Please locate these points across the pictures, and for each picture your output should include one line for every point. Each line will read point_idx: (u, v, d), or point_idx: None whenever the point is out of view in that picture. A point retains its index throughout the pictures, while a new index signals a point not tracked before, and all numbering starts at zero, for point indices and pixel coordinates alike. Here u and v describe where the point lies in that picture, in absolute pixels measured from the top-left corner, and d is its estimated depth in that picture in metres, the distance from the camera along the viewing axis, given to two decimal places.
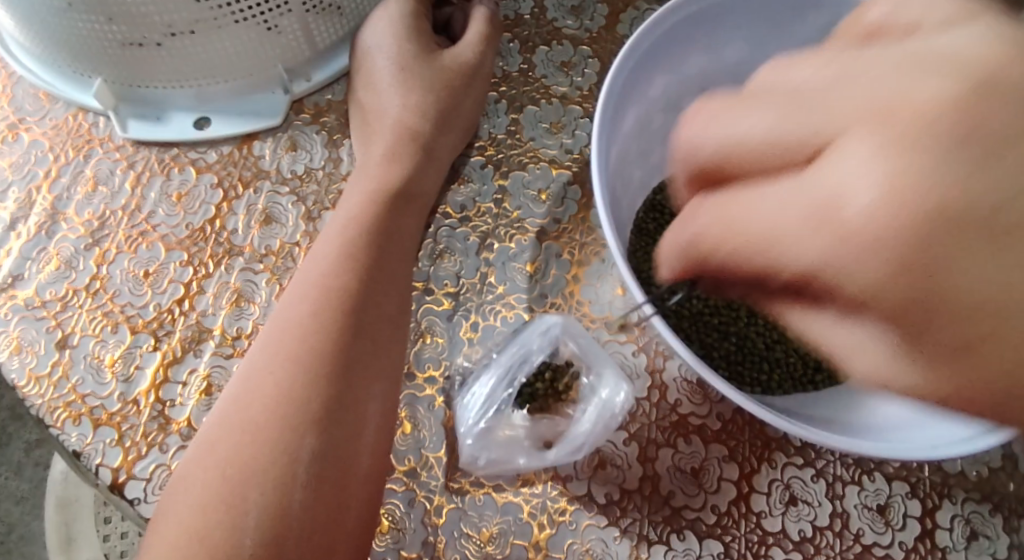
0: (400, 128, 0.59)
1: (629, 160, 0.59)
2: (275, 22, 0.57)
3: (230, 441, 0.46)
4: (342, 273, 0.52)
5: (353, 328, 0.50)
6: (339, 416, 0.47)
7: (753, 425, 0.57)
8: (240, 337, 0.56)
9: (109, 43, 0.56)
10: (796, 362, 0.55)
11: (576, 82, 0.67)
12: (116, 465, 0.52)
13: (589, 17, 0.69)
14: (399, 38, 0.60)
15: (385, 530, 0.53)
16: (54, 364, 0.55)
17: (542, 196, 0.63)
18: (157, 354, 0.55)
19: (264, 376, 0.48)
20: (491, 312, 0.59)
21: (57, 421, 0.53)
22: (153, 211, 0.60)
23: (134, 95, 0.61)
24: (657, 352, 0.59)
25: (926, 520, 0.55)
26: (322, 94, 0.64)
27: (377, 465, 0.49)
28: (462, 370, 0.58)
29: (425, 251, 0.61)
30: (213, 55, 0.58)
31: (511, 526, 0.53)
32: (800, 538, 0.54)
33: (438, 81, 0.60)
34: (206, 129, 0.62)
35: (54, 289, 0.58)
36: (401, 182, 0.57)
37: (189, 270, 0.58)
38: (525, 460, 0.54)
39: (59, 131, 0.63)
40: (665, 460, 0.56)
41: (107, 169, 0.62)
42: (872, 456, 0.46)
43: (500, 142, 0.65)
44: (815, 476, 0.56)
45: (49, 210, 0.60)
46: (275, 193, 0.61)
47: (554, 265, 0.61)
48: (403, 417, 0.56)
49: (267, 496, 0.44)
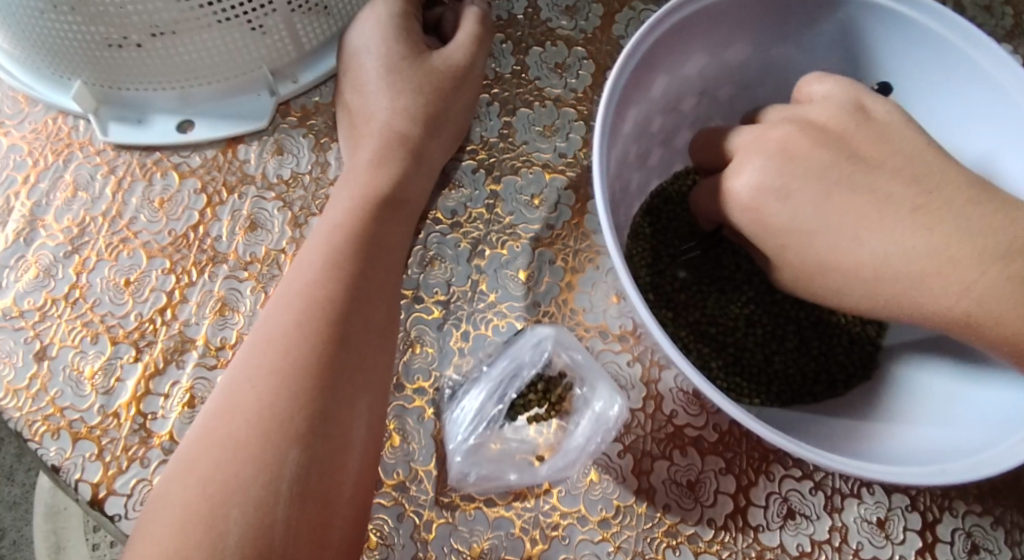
0: (388, 132, 0.57)
1: (625, 166, 0.57)
2: (259, 22, 0.56)
3: (210, 457, 0.45)
4: (327, 282, 0.50)
5: (338, 339, 0.49)
6: (323, 430, 0.46)
7: (749, 436, 0.56)
8: (223, 348, 0.54)
9: (89, 44, 0.54)
10: (795, 374, 0.57)
11: (569, 84, 0.65)
12: (95, 480, 0.50)
13: (584, 18, 0.67)
14: (387, 39, 0.58)
15: (372, 546, 0.52)
16: (32, 376, 0.54)
17: (535, 201, 0.61)
18: (138, 365, 0.54)
19: (247, 388, 0.47)
20: (482, 322, 0.58)
21: (35, 434, 0.52)
22: (134, 217, 0.59)
23: (115, 97, 0.59)
24: (652, 361, 0.57)
25: (926, 534, 0.54)
26: (310, 96, 0.62)
27: (365, 480, 0.47)
28: (452, 382, 0.56)
29: (414, 258, 0.59)
30: (196, 55, 0.56)
31: (502, 541, 0.52)
32: (798, 552, 0.53)
33: (426, 83, 0.58)
34: (189, 132, 0.60)
35: (32, 297, 0.56)
36: (389, 188, 0.55)
37: (171, 278, 0.56)
38: (515, 476, 0.53)
39: (38, 135, 0.61)
40: (661, 473, 0.54)
41: (87, 174, 0.60)
42: (957, 475, 0.43)
43: (492, 145, 0.63)
44: (813, 488, 0.54)
45: (27, 217, 0.59)
46: (260, 199, 0.59)
47: (547, 272, 0.59)
48: (392, 429, 0.54)
49: (248, 514, 0.43)
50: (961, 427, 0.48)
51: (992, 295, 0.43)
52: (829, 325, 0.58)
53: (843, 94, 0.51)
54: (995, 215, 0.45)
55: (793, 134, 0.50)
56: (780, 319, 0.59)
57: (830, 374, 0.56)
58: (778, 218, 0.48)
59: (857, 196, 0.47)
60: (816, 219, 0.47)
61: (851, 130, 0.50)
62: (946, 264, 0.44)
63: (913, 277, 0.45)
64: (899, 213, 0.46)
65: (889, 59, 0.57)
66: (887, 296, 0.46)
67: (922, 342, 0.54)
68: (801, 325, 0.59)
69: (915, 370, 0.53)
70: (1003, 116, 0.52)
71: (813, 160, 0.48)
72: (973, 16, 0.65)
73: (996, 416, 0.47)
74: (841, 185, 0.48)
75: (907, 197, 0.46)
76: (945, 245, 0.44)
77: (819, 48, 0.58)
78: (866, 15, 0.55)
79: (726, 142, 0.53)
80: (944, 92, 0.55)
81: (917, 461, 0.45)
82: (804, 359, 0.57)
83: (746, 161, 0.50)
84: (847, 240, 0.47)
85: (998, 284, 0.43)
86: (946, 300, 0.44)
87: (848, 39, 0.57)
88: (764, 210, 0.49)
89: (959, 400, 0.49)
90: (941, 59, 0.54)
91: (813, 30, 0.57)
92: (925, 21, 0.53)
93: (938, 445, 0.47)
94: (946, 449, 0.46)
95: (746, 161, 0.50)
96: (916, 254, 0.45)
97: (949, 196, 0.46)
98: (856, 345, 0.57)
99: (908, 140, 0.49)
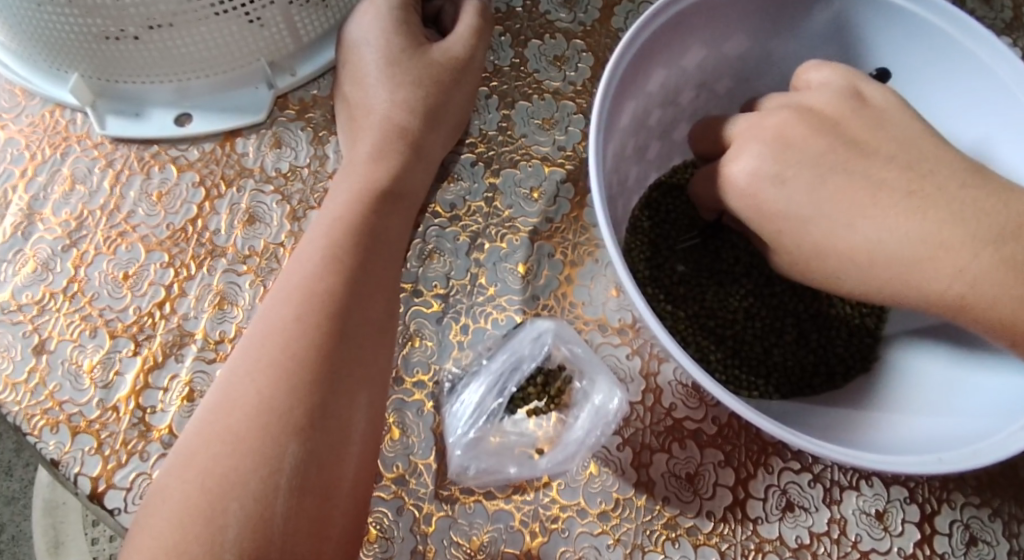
0: (387, 125, 0.57)
1: (625, 158, 0.57)
2: (257, 15, 0.55)
3: (208, 451, 0.45)
4: (327, 276, 0.50)
5: (337, 333, 0.49)
6: (323, 424, 0.46)
7: (749, 429, 0.56)
8: (222, 341, 0.54)
9: (86, 37, 0.54)
10: (794, 366, 0.57)
11: (568, 77, 0.65)
12: (95, 474, 0.50)
13: (583, 10, 0.67)
14: (386, 31, 0.58)
15: (372, 539, 0.52)
16: (30, 370, 0.53)
17: (534, 194, 0.61)
18: (137, 359, 0.54)
19: (246, 383, 0.47)
20: (481, 315, 0.58)
21: (34, 428, 0.52)
22: (132, 210, 0.58)
23: (113, 90, 0.59)
24: (652, 354, 0.57)
25: (925, 526, 0.54)
26: (308, 89, 0.62)
27: (364, 474, 0.47)
28: (452, 375, 0.56)
29: (414, 251, 0.59)
30: (193, 48, 0.56)
31: (502, 534, 0.52)
32: (797, 544, 0.53)
33: (426, 76, 0.58)
34: (187, 125, 0.60)
35: (30, 291, 0.56)
36: (388, 181, 0.55)
37: (170, 272, 0.56)
38: (515, 469, 0.53)
39: (35, 129, 0.61)
40: (660, 465, 0.54)
41: (84, 168, 0.60)
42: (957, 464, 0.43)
43: (491, 138, 0.63)
44: (812, 481, 0.55)
45: (24, 211, 0.58)
46: (259, 192, 0.59)
47: (546, 265, 0.59)
48: (391, 423, 0.54)
49: (248, 507, 0.43)
50: (963, 414, 0.47)
51: (985, 278, 0.43)
52: (828, 318, 0.58)
53: (842, 81, 0.51)
54: (990, 199, 0.45)
55: (789, 122, 0.49)
56: (779, 312, 0.59)
57: (829, 366, 0.56)
58: (773, 203, 0.48)
59: (856, 183, 0.47)
60: (813, 205, 0.47)
61: (853, 119, 0.49)
62: (939, 250, 0.44)
63: (909, 264, 0.45)
64: (895, 201, 0.46)
65: (890, 52, 0.57)
66: (883, 282, 0.46)
67: (921, 331, 0.54)
68: (799, 318, 0.59)
69: (914, 359, 0.53)
70: (1002, 110, 0.52)
71: (810, 147, 0.48)
72: (973, 9, 0.65)
73: (999, 404, 0.47)
74: (837, 172, 0.48)
75: (902, 183, 0.46)
76: (939, 230, 0.44)
77: (819, 40, 0.58)
78: (867, 8, 0.55)
79: (724, 129, 0.53)
80: (944, 84, 0.55)
81: (917, 450, 0.45)
82: (802, 352, 0.57)
83: (743, 147, 0.50)
84: (841, 227, 0.47)
85: (990, 266, 0.43)
86: (942, 285, 0.44)
87: (848, 32, 0.57)
88: (760, 195, 0.49)
89: (959, 389, 0.49)
90: (942, 52, 0.54)
91: (813, 21, 0.57)
92: (926, 15, 0.53)
93: (940, 433, 0.47)
94: (948, 437, 0.46)
95: (743, 148, 0.50)
96: (911, 241, 0.45)
97: (947, 181, 0.46)
98: (855, 336, 0.57)
99: (908, 131, 0.48)
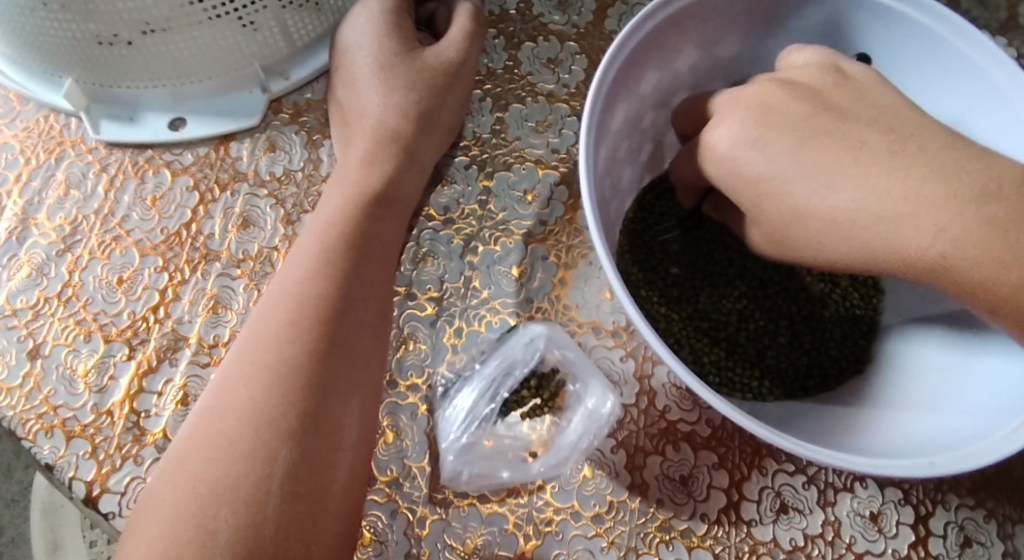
0: (379, 128, 0.57)
1: (619, 159, 0.57)
2: (251, 19, 0.55)
3: (201, 456, 0.45)
4: (318, 281, 0.50)
5: (329, 337, 0.49)
6: (314, 429, 0.46)
7: (743, 432, 0.55)
8: (216, 345, 0.54)
9: (78, 42, 0.54)
10: (788, 369, 0.57)
11: (562, 80, 0.65)
12: (89, 478, 0.51)
13: (576, 12, 0.67)
14: (379, 35, 0.57)
15: (366, 542, 0.52)
16: (25, 375, 0.54)
17: (528, 197, 0.61)
18: (131, 363, 0.54)
19: (239, 386, 0.47)
20: (475, 317, 0.58)
21: (29, 433, 0.52)
22: (127, 215, 0.59)
23: (106, 95, 0.59)
24: (645, 357, 0.57)
25: (919, 527, 0.54)
26: (300, 93, 0.62)
27: (357, 479, 0.47)
28: (446, 379, 0.56)
29: (407, 254, 0.59)
30: (187, 53, 0.55)
31: (496, 537, 0.52)
32: (791, 547, 0.53)
33: (419, 80, 0.58)
34: (181, 130, 0.60)
35: (25, 296, 0.56)
36: (380, 184, 0.55)
37: (164, 277, 0.56)
38: (508, 473, 0.54)
39: (30, 133, 0.61)
40: (653, 468, 0.54)
41: (79, 172, 0.60)
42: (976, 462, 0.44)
43: (485, 141, 0.63)
44: (806, 483, 0.54)
45: (19, 216, 0.59)
46: (253, 196, 0.59)
47: (540, 267, 0.59)
48: (385, 427, 0.55)
49: (239, 511, 0.43)
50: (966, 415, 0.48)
51: (972, 237, 0.41)
52: (821, 321, 0.59)
53: (823, 59, 0.51)
54: (973, 163, 0.43)
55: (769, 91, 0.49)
56: (771, 314, 0.59)
57: (822, 368, 0.57)
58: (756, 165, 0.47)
59: (846, 140, 0.46)
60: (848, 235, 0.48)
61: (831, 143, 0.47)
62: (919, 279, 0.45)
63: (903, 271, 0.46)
64: (878, 156, 0.44)
65: (879, 41, 0.56)
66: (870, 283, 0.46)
67: (929, 317, 0.54)
68: (791, 320, 0.59)
69: (914, 354, 0.54)
70: (983, 85, 0.52)
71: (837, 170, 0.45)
72: (968, 9, 0.64)
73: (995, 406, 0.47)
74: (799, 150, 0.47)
75: (887, 142, 0.45)
76: (921, 188, 0.43)
77: (815, 35, 0.58)
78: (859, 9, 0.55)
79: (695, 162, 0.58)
80: (935, 81, 0.55)
81: (930, 449, 0.46)
82: (794, 353, 0.58)
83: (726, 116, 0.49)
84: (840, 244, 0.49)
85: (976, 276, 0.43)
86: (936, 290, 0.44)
87: (837, 33, 0.57)
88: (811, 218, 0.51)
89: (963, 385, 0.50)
90: (923, 44, 0.54)
91: (806, 15, 0.57)
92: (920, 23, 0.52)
93: (950, 412, 0.49)
94: (952, 425, 0.48)
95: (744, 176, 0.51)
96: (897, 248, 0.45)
97: (924, 143, 0.44)
98: (849, 338, 0.58)
99: (902, 109, 0.47)
